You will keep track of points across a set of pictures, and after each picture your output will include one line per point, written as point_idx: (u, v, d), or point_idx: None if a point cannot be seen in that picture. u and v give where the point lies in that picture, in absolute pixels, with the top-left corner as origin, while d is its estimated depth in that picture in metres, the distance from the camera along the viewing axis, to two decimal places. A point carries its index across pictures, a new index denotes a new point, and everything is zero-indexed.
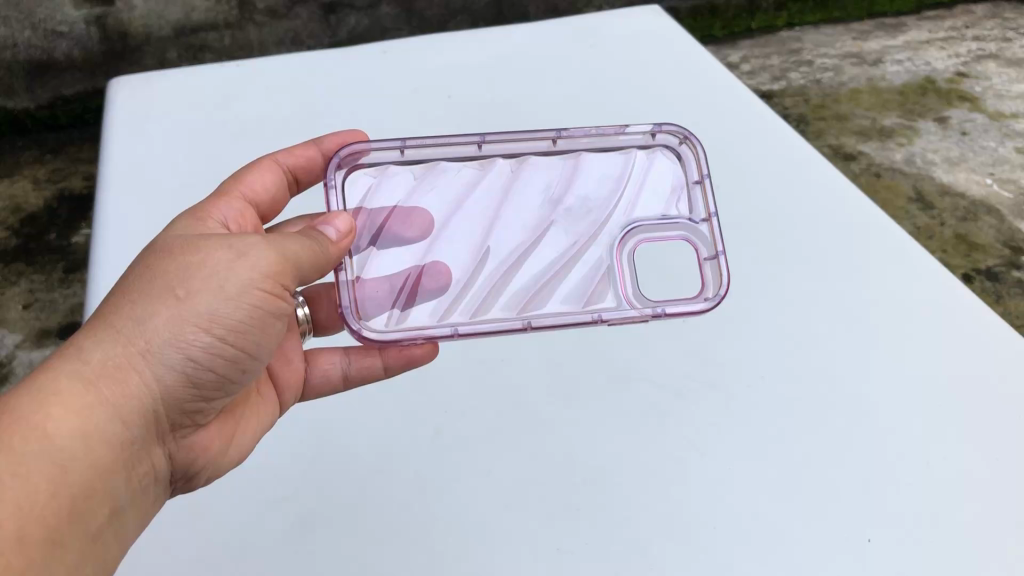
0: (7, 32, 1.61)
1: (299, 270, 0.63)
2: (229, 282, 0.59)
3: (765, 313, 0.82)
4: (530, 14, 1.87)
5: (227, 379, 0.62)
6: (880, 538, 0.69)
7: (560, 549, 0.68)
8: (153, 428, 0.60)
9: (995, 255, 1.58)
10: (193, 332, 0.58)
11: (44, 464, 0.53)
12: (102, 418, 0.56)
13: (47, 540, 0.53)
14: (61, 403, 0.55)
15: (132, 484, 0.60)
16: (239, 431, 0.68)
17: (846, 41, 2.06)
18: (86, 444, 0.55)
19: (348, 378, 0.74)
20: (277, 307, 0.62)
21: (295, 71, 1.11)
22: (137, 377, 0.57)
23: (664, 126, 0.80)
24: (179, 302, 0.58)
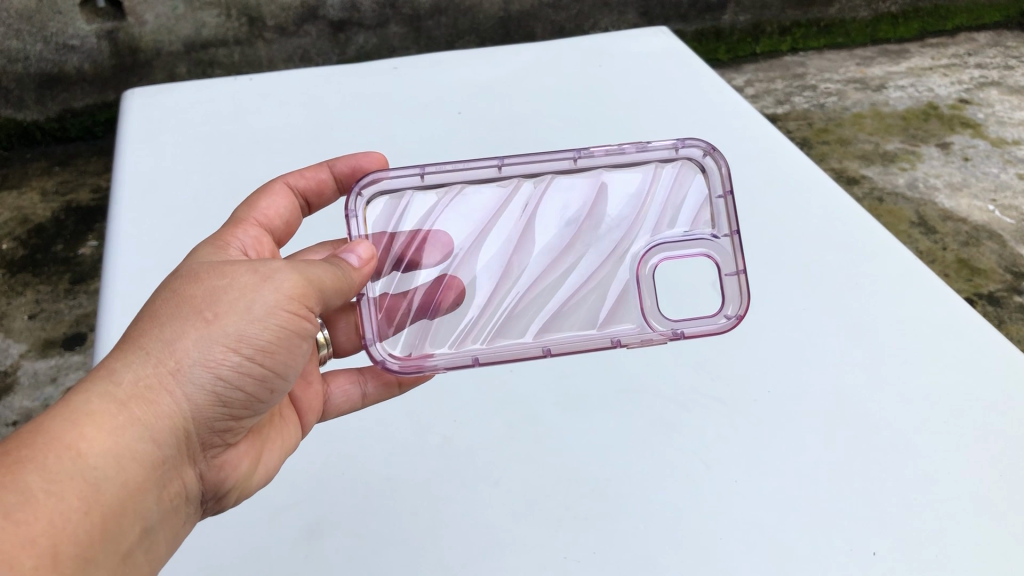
0: (19, 46, 1.64)
1: (324, 295, 0.64)
2: (256, 304, 0.60)
3: (768, 330, 0.84)
4: (537, 35, 1.90)
5: (257, 399, 0.63)
6: (890, 550, 0.68)
7: (566, 557, 0.68)
8: (183, 449, 0.60)
9: (997, 280, 1.54)
10: (222, 353, 0.58)
11: (77, 481, 0.53)
12: (134, 436, 0.56)
13: (78, 557, 0.53)
14: (93, 421, 0.55)
15: (162, 504, 0.60)
16: (264, 451, 0.69)
17: (850, 67, 2.11)
18: (118, 462, 0.55)
19: (366, 398, 0.77)
20: (304, 328, 0.62)
21: (310, 90, 1.14)
22: (169, 398, 0.57)
23: (687, 139, 0.76)
24: (208, 324, 0.58)
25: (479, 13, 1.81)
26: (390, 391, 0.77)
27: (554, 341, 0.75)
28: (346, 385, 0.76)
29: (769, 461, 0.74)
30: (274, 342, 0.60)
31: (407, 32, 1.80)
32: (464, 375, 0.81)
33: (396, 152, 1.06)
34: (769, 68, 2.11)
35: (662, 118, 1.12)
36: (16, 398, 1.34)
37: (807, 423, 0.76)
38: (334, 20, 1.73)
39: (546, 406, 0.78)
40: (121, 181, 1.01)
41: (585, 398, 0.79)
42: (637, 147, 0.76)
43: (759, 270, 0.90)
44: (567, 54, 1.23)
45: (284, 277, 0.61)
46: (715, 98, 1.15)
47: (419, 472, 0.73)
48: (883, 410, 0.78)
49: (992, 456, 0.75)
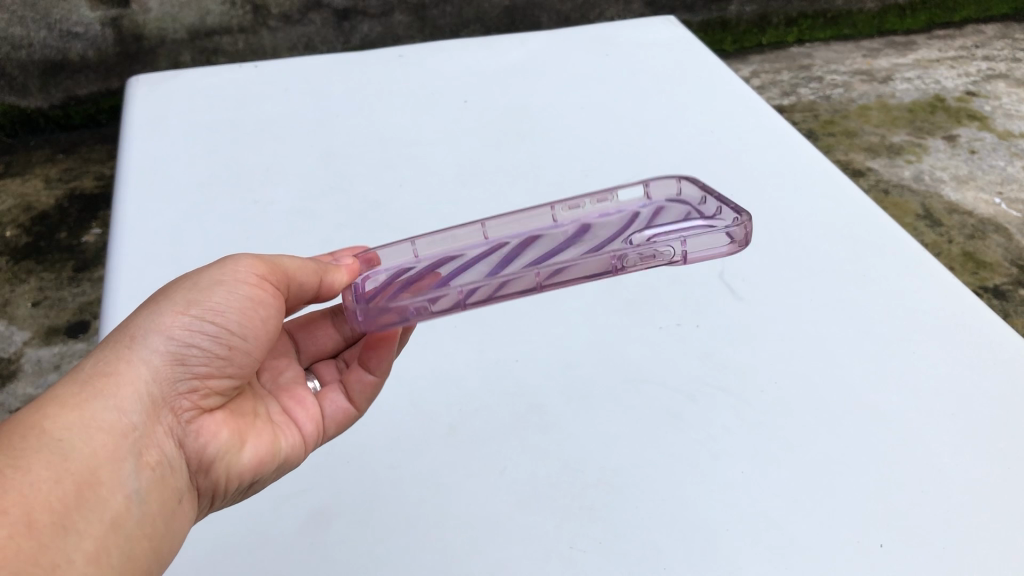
0: (23, 33, 1.64)
1: (279, 265, 0.65)
2: (200, 278, 0.62)
3: (774, 322, 0.84)
4: (543, 25, 1.89)
5: (222, 361, 0.61)
6: (897, 543, 0.68)
7: (572, 548, 0.67)
8: (155, 421, 0.58)
9: (1003, 273, 1.53)
10: (172, 319, 0.60)
11: (42, 450, 0.52)
12: (98, 408, 0.56)
13: (57, 520, 0.50)
14: (54, 403, 0.55)
15: (145, 474, 0.56)
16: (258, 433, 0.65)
17: (856, 59, 2.10)
18: (85, 431, 0.54)
19: (357, 400, 0.72)
20: (258, 292, 0.63)
21: (316, 81, 1.14)
22: (126, 367, 0.58)
23: (653, 181, 0.76)
24: (157, 303, 0.61)
25: (485, 3, 1.80)
26: (373, 383, 0.72)
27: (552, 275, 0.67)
28: (334, 395, 0.73)
29: (775, 452, 0.73)
30: (223, 299, 0.61)
31: (412, 22, 1.79)
32: (470, 365, 0.80)
33: (402, 141, 1.05)
34: (775, 59, 2.12)
35: (668, 108, 1.11)
36: (18, 386, 1.33)
37: (813, 414, 0.76)
38: (338, 8, 1.73)
39: (551, 397, 0.78)
40: (126, 168, 1.01)
41: (590, 389, 0.78)
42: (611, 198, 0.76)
43: (766, 262, 0.90)
44: (574, 44, 1.23)
45: (229, 259, 0.64)
46: (723, 88, 1.15)
47: (423, 462, 0.73)
48: (892, 402, 0.77)
49: (1002, 451, 0.74)
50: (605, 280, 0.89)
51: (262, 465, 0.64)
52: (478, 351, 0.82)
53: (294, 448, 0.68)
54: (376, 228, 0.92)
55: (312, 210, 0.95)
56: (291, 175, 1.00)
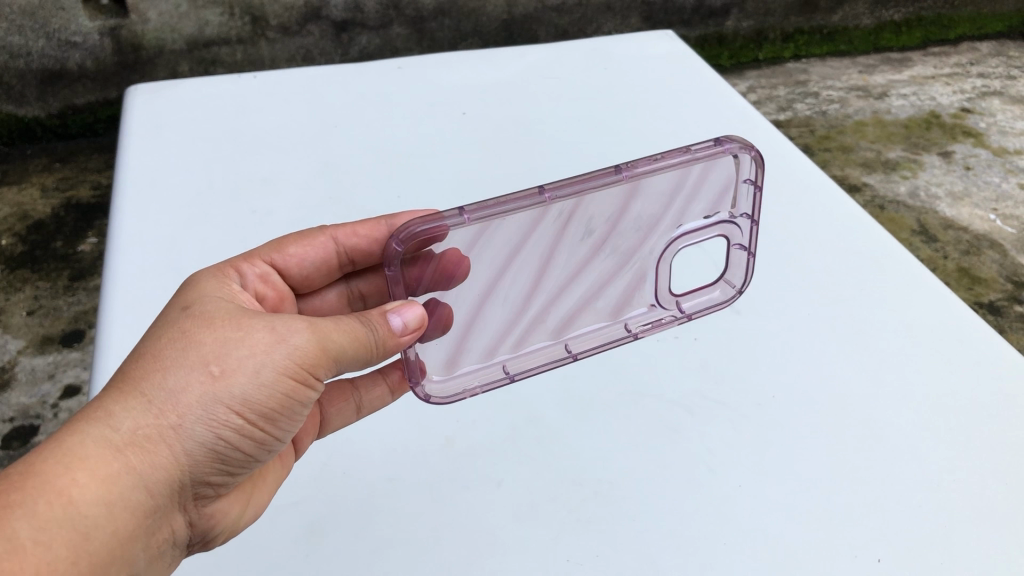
0: (22, 42, 1.64)
1: (343, 365, 0.59)
2: (266, 367, 0.55)
3: (771, 335, 0.84)
4: (540, 39, 1.90)
5: (253, 453, 0.58)
6: (895, 557, 0.67)
7: (569, 560, 0.67)
8: (173, 501, 0.56)
9: (997, 289, 1.54)
10: (224, 413, 0.54)
11: (66, 531, 0.50)
12: (126, 490, 0.52)
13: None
14: (86, 473, 0.51)
15: (149, 553, 0.56)
16: (254, 496, 0.65)
17: (852, 74, 2.12)
18: (109, 515, 0.52)
19: (362, 412, 0.74)
20: (308, 395, 0.58)
21: (315, 91, 1.15)
22: (165, 454, 0.53)
23: (733, 141, 0.69)
24: (214, 381, 0.54)
25: (483, 16, 1.81)
26: (384, 399, 0.74)
27: (576, 341, 0.76)
28: (343, 406, 0.73)
29: (771, 466, 0.73)
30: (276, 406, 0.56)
31: (410, 34, 1.80)
32: None
33: (400, 152, 1.05)
34: (771, 74, 2.13)
35: (666, 121, 1.11)
36: (13, 394, 1.33)
37: (812, 430, 0.76)
38: (337, 20, 1.73)
39: (549, 409, 0.78)
40: (125, 176, 1.01)
41: (589, 401, 0.78)
42: (680, 152, 0.67)
43: (763, 275, 0.90)
44: (572, 58, 1.23)
45: (303, 341, 0.57)
46: (719, 102, 1.15)
47: (422, 473, 0.73)
48: (891, 418, 0.77)
49: (1001, 466, 0.74)
50: None
51: (250, 523, 0.65)
52: None
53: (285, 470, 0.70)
54: None
55: (311, 221, 0.95)
56: (290, 186, 1.00)
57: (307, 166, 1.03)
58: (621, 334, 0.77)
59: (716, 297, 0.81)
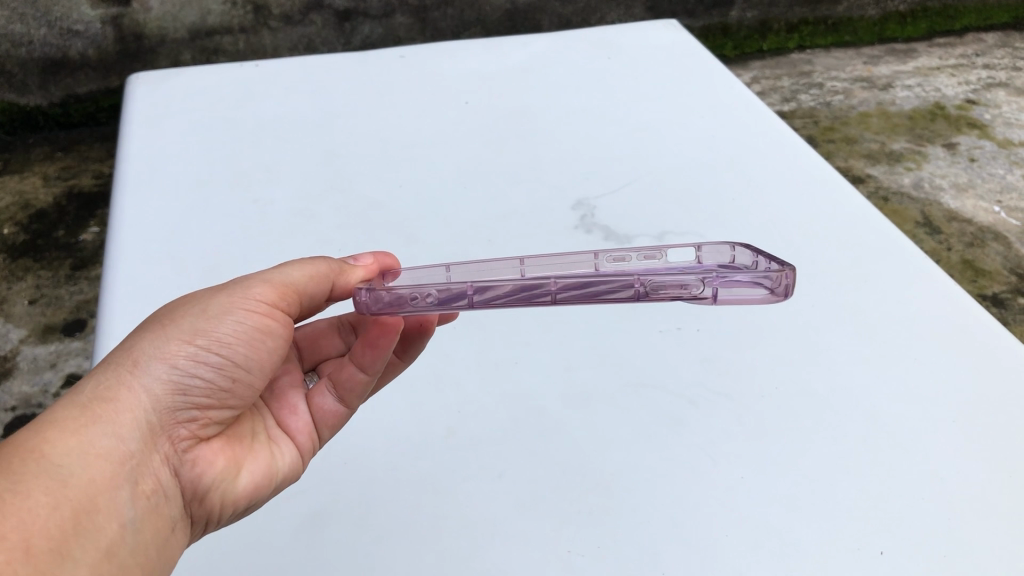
0: (23, 30, 1.64)
1: (293, 290, 0.64)
2: (208, 305, 0.61)
3: (774, 326, 0.84)
4: (544, 28, 1.89)
5: (222, 389, 0.61)
6: (894, 551, 0.67)
7: (570, 552, 0.67)
8: (154, 448, 0.58)
9: (1001, 282, 1.53)
10: (177, 348, 0.59)
11: (40, 472, 0.52)
12: (98, 434, 0.55)
13: (55, 549, 0.50)
14: (55, 427, 0.54)
15: (141, 502, 0.56)
16: (248, 460, 0.65)
17: (857, 65, 2.11)
18: (85, 458, 0.54)
19: (347, 398, 0.71)
20: (265, 321, 0.62)
21: (318, 80, 1.14)
22: (127, 395, 0.57)
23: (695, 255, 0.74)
24: (163, 326, 0.59)
25: (486, 5, 1.81)
26: (364, 382, 0.70)
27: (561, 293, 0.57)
28: (323, 395, 0.71)
29: (775, 458, 0.73)
30: (228, 333, 0.60)
31: (413, 23, 1.79)
32: (468, 368, 0.80)
33: (401, 142, 1.05)
34: (776, 65, 2.12)
35: (670, 111, 1.11)
36: (15, 383, 1.33)
37: (815, 422, 0.76)
38: (339, 9, 1.72)
39: (551, 399, 0.77)
40: (127, 165, 1.00)
41: (592, 392, 0.78)
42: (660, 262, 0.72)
43: None
44: (575, 48, 1.23)
45: (238, 283, 0.63)
46: (723, 92, 1.14)
47: (422, 464, 0.73)
48: (895, 409, 0.77)
49: (1004, 457, 0.73)
50: None
51: (260, 491, 0.65)
52: (477, 353, 0.82)
53: (293, 467, 0.68)
54: (374, 227, 0.92)
55: (312, 210, 0.94)
56: (291, 174, 0.99)
57: (308, 154, 1.02)
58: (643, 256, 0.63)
59: (758, 294, 0.55)
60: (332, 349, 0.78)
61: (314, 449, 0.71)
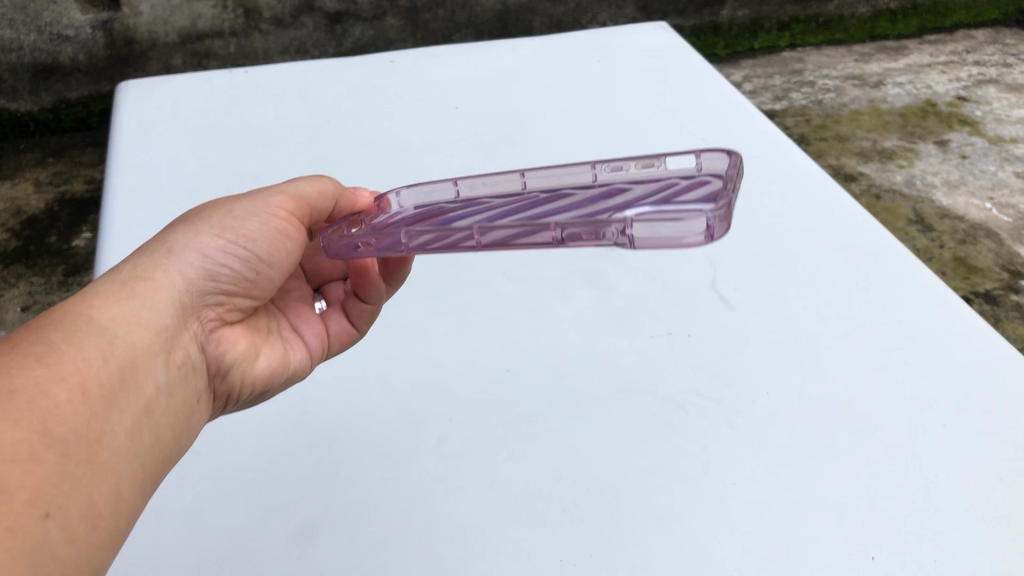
0: (13, 35, 1.63)
1: (308, 199, 0.68)
2: (237, 204, 0.64)
3: (765, 330, 0.84)
4: (535, 29, 1.89)
5: (246, 280, 0.64)
6: (884, 556, 0.67)
7: (562, 560, 0.67)
8: (184, 324, 0.61)
9: (994, 279, 1.53)
10: (208, 239, 0.62)
11: (87, 332, 0.54)
12: (137, 307, 0.57)
13: (106, 398, 0.52)
14: (98, 297, 0.56)
15: (173, 371, 0.59)
16: (263, 352, 0.68)
17: (848, 63, 2.11)
18: (127, 324, 0.56)
19: (359, 323, 0.77)
20: (287, 224, 0.65)
21: (308, 85, 1.14)
22: (163, 276, 0.60)
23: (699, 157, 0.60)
24: (194, 222, 0.63)
25: (477, 6, 1.80)
26: (369, 310, 0.76)
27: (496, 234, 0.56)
28: (337, 317, 0.77)
29: (765, 463, 0.73)
30: (256, 229, 0.63)
31: (404, 25, 1.79)
32: (460, 376, 0.80)
33: (392, 147, 1.05)
34: (767, 63, 2.12)
35: (660, 114, 1.11)
36: None
37: (806, 427, 0.76)
38: (330, 11, 1.72)
39: (543, 407, 0.78)
40: (118, 173, 1.00)
41: (583, 399, 0.78)
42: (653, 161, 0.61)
43: (757, 272, 0.90)
44: (565, 52, 1.23)
45: (262, 190, 0.66)
46: (714, 95, 1.14)
47: (414, 473, 0.73)
48: (886, 413, 0.77)
49: (994, 461, 0.74)
50: (596, 289, 0.89)
51: (273, 377, 0.68)
52: (468, 360, 0.82)
53: (302, 364, 0.72)
54: None
55: None
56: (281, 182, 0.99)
57: (298, 161, 1.02)
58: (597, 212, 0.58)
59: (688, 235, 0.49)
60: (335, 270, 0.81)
61: (322, 358, 0.76)
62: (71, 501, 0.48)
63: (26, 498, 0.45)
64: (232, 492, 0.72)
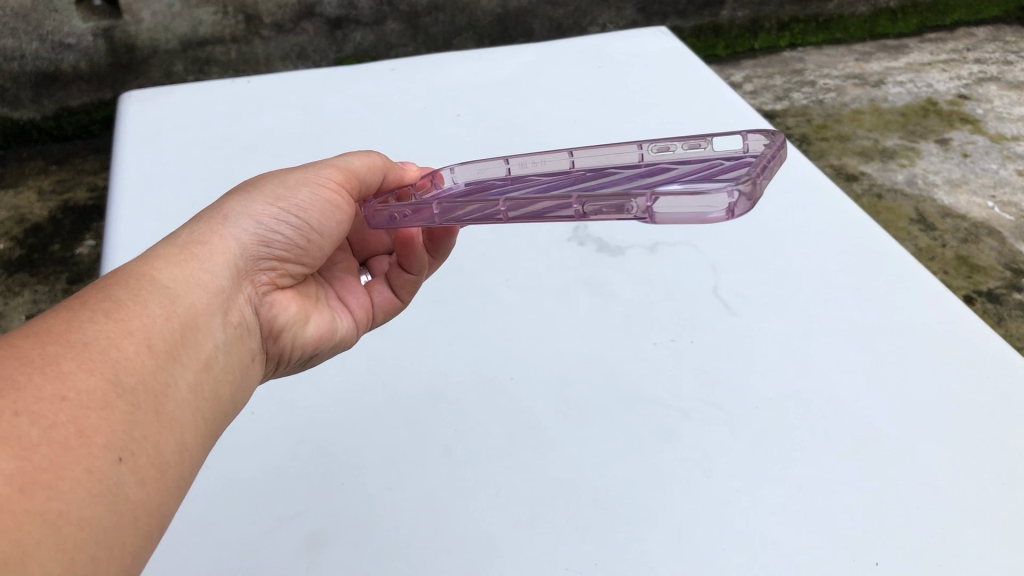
0: (15, 44, 1.64)
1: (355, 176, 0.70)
2: (287, 178, 0.66)
3: (769, 336, 0.84)
4: (535, 32, 1.89)
5: (298, 248, 0.65)
6: (889, 561, 0.67)
7: (569, 568, 0.67)
8: (240, 287, 0.61)
9: (996, 277, 1.53)
10: (261, 208, 0.63)
11: (152, 289, 0.54)
12: (197, 268, 0.58)
13: (172, 351, 0.52)
14: (159, 259, 0.57)
15: (231, 331, 0.59)
16: (313, 318, 0.68)
17: (848, 62, 2.11)
18: (188, 283, 0.57)
19: (401, 293, 0.78)
20: (336, 195, 0.67)
21: (310, 93, 1.15)
22: (219, 240, 0.61)
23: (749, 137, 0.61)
24: (248, 192, 0.64)
25: (477, 9, 1.81)
26: (411, 281, 0.77)
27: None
28: (381, 288, 0.77)
29: (768, 469, 0.73)
30: (308, 198, 0.64)
31: (405, 30, 1.80)
32: (465, 384, 0.81)
33: (394, 154, 1.05)
34: (767, 63, 2.12)
35: (659, 119, 1.11)
36: None
37: (810, 432, 0.76)
38: (331, 17, 1.73)
39: (547, 415, 0.78)
40: (122, 184, 1.01)
41: (586, 407, 0.79)
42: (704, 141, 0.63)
43: (759, 277, 0.90)
44: (565, 57, 1.23)
45: (312, 166, 0.68)
46: (715, 98, 1.15)
47: (420, 482, 0.73)
48: (890, 418, 0.77)
49: (997, 464, 0.74)
50: (599, 296, 0.89)
51: (323, 343, 0.69)
52: (473, 368, 0.82)
53: (348, 333, 0.73)
54: None
55: None
56: None
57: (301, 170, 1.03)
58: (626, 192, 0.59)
59: (702, 213, 0.48)
60: (381, 244, 0.82)
61: (367, 327, 0.76)
62: (143, 448, 0.47)
63: (101, 441, 0.44)
64: (239, 502, 0.72)
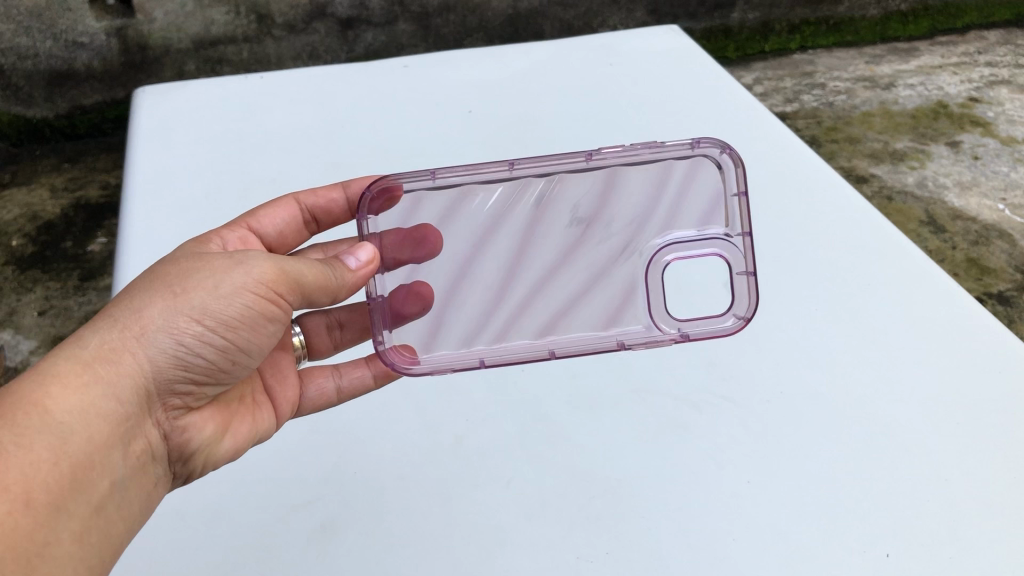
0: (29, 43, 1.65)
1: (303, 286, 0.64)
2: (223, 283, 0.61)
3: (781, 330, 0.84)
4: (546, 33, 1.89)
5: (218, 367, 0.64)
6: (900, 553, 0.68)
7: (579, 558, 0.68)
8: (145, 412, 0.61)
9: (1007, 280, 1.53)
10: (184, 323, 0.59)
11: (43, 436, 0.54)
12: (98, 395, 0.57)
13: (51, 505, 0.54)
14: (58, 381, 0.56)
15: (129, 462, 0.60)
16: (231, 425, 0.69)
17: (859, 65, 2.11)
18: (84, 418, 0.56)
19: (343, 390, 0.77)
20: (272, 309, 0.63)
21: (321, 89, 1.15)
22: (130, 361, 0.58)
23: (702, 141, 0.73)
24: (175, 295, 0.60)
25: (488, 11, 1.81)
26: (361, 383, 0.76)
27: (559, 343, 0.75)
28: (322, 379, 0.76)
29: (777, 462, 0.74)
30: (236, 318, 0.60)
31: (416, 31, 1.80)
32: (475, 377, 0.81)
33: (405, 151, 1.06)
34: (778, 65, 2.12)
35: (669, 118, 1.11)
36: None
37: (821, 425, 0.76)
38: (342, 17, 1.73)
39: (558, 407, 0.78)
40: (133, 179, 1.01)
41: (596, 399, 0.79)
42: (649, 148, 0.74)
43: (770, 273, 0.90)
44: (576, 55, 1.23)
45: (257, 263, 0.62)
46: (725, 97, 1.15)
47: (431, 473, 0.74)
48: (900, 414, 0.77)
49: (1006, 459, 0.74)
50: None
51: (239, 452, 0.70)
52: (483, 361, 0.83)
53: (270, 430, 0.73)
54: None
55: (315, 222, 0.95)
56: (296, 186, 1.00)
57: (312, 166, 1.03)
58: (609, 344, 0.74)
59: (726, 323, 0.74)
60: None
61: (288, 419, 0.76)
62: None
63: None
64: (250, 492, 0.72)
